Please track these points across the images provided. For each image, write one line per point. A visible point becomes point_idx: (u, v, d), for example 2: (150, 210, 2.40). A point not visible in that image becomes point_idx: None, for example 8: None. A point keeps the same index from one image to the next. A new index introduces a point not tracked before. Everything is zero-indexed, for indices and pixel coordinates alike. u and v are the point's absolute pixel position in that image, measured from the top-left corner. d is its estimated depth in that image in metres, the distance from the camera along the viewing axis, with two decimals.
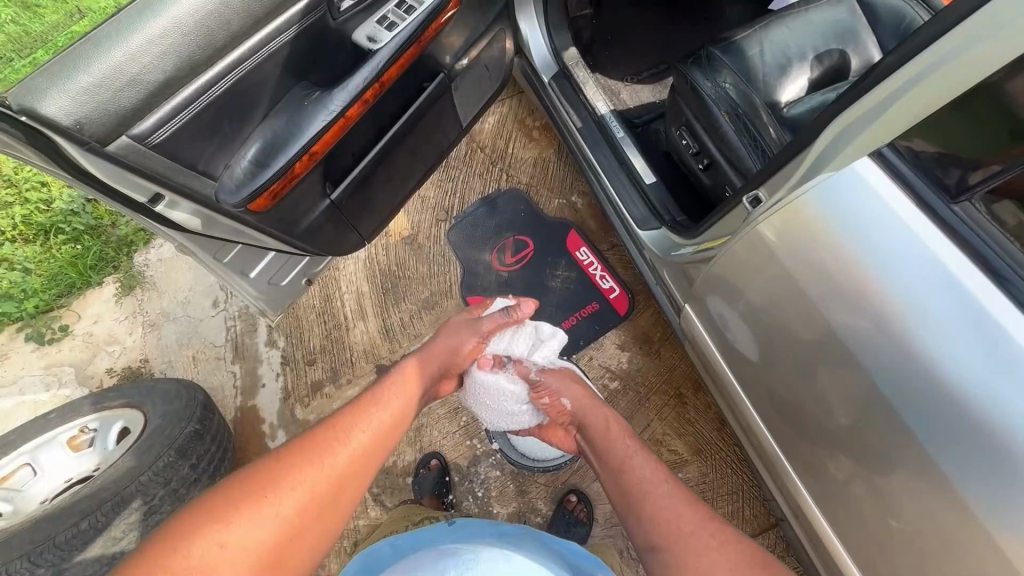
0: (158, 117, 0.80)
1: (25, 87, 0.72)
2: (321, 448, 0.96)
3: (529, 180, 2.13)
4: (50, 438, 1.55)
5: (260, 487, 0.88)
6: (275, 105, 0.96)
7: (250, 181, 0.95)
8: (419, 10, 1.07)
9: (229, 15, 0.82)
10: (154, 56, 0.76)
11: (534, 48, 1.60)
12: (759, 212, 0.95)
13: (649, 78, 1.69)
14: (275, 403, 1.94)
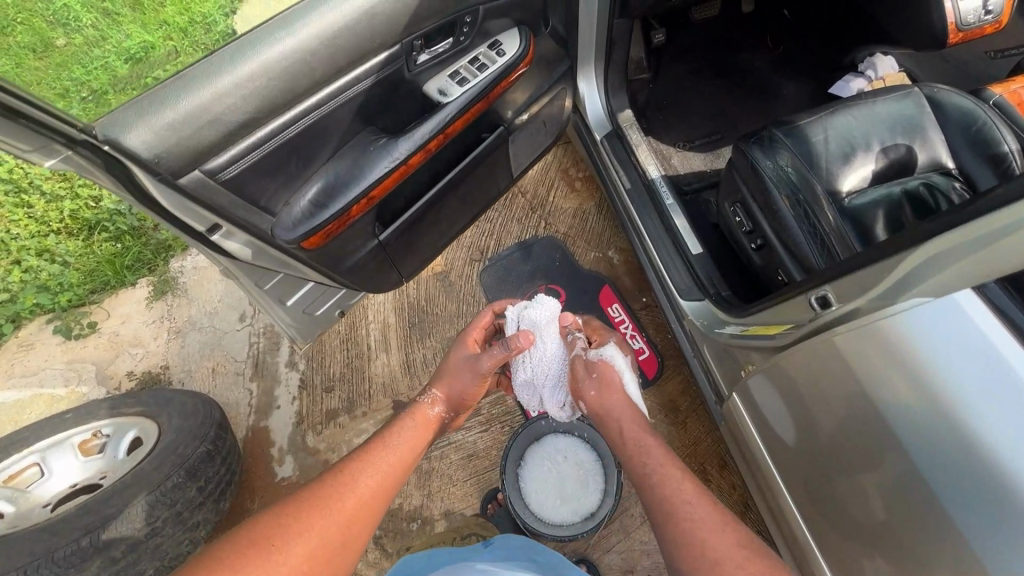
0: (231, 155, 0.81)
1: (113, 118, 0.71)
2: (335, 501, 0.94)
3: (568, 230, 2.12)
4: (62, 439, 1.53)
5: (275, 534, 0.86)
6: (341, 148, 0.98)
7: (307, 219, 0.95)
8: (490, 69, 1.10)
9: (316, 65, 0.83)
10: (239, 100, 0.77)
11: (589, 106, 1.62)
12: (828, 314, 0.93)
13: (700, 146, 1.67)
14: (287, 427, 1.91)
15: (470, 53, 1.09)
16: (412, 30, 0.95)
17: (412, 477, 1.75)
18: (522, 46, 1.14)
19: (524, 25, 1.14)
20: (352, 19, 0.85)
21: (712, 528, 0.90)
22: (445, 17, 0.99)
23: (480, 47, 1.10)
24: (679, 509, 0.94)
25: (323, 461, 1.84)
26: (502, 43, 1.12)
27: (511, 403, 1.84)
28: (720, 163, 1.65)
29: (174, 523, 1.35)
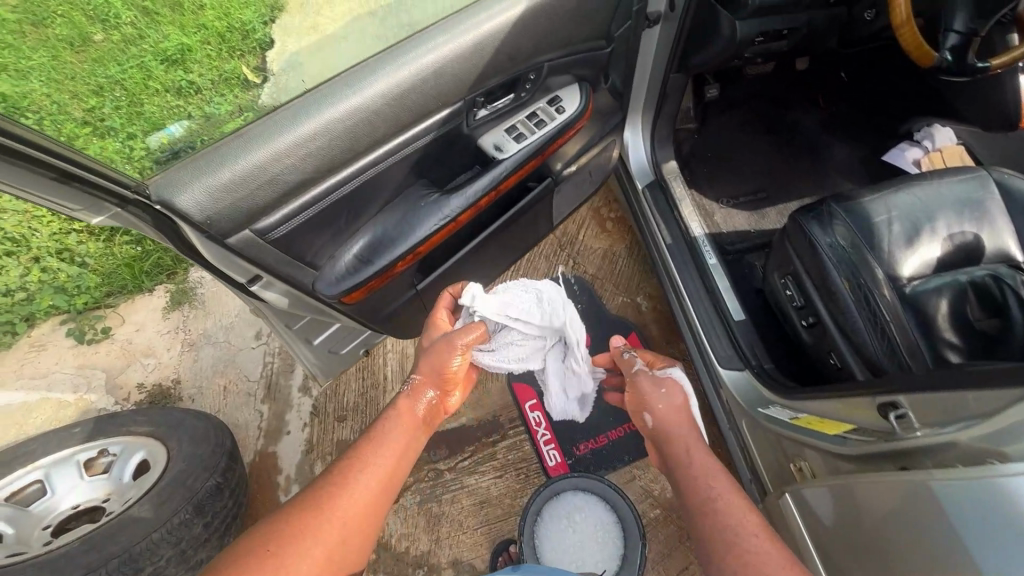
0: (283, 213, 0.77)
1: (168, 176, 0.68)
2: (329, 510, 0.86)
3: (596, 271, 2.07)
4: (68, 456, 1.48)
5: (273, 545, 0.82)
6: (392, 202, 0.94)
7: (351, 275, 0.91)
8: (548, 125, 1.06)
9: (377, 124, 0.80)
10: (297, 160, 0.73)
11: (633, 156, 1.59)
12: (910, 439, 0.84)
13: (745, 204, 1.62)
14: (295, 455, 1.85)
15: (529, 108, 1.05)
16: (476, 87, 0.91)
17: (421, 521, 1.69)
18: (582, 102, 1.10)
19: (586, 82, 1.10)
20: (418, 78, 0.81)
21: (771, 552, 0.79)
22: (509, 74, 0.95)
23: (540, 102, 1.06)
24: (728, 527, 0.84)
25: None
26: (562, 99, 1.08)
27: (528, 449, 1.78)
28: (764, 222, 1.60)
29: (176, 563, 1.29)
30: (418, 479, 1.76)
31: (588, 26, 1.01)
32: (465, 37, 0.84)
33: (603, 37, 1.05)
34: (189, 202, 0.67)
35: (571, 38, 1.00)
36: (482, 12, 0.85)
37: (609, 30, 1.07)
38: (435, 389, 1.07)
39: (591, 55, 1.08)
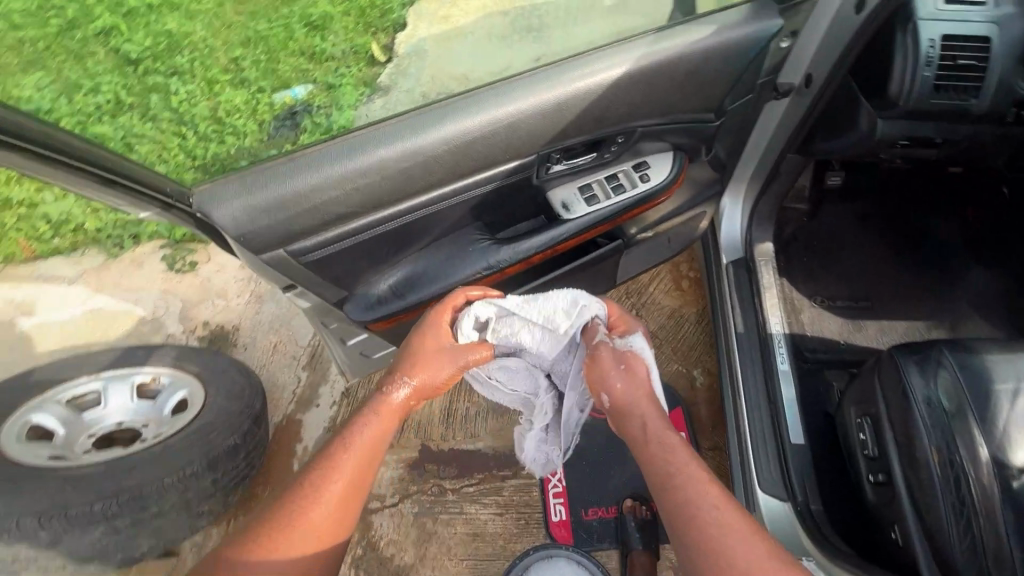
0: (320, 240, 0.76)
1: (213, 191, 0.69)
2: (276, 555, 0.70)
3: (657, 330, 1.94)
4: (126, 376, 1.61)
5: None
6: (441, 241, 0.91)
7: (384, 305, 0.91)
8: (626, 192, 0.98)
9: (435, 168, 0.76)
10: (343, 192, 0.72)
11: (725, 228, 1.44)
12: None
13: (841, 310, 1.42)
14: (318, 429, 1.90)
15: (611, 169, 0.96)
16: (552, 142, 0.84)
17: (412, 533, 1.69)
18: (672, 173, 1.00)
19: (682, 152, 0.99)
20: (488, 128, 0.76)
21: (734, 534, 0.66)
22: (593, 135, 0.87)
23: (625, 164, 0.97)
24: (686, 506, 0.70)
25: None
26: (650, 166, 0.98)
27: (535, 495, 1.71)
28: (858, 336, 1.39)
29: (179, 509, 1.37)
30: (420, 490, 1.75)
31: (697, 99, 0.92)
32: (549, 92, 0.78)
33: (712, 110, 0.95)
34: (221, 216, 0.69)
35: (675, 108, 0.90)
36: (575, 68, 0.79)
37: (721, 103, 0.96)
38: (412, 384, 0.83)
39: (695, 126, 0.98)
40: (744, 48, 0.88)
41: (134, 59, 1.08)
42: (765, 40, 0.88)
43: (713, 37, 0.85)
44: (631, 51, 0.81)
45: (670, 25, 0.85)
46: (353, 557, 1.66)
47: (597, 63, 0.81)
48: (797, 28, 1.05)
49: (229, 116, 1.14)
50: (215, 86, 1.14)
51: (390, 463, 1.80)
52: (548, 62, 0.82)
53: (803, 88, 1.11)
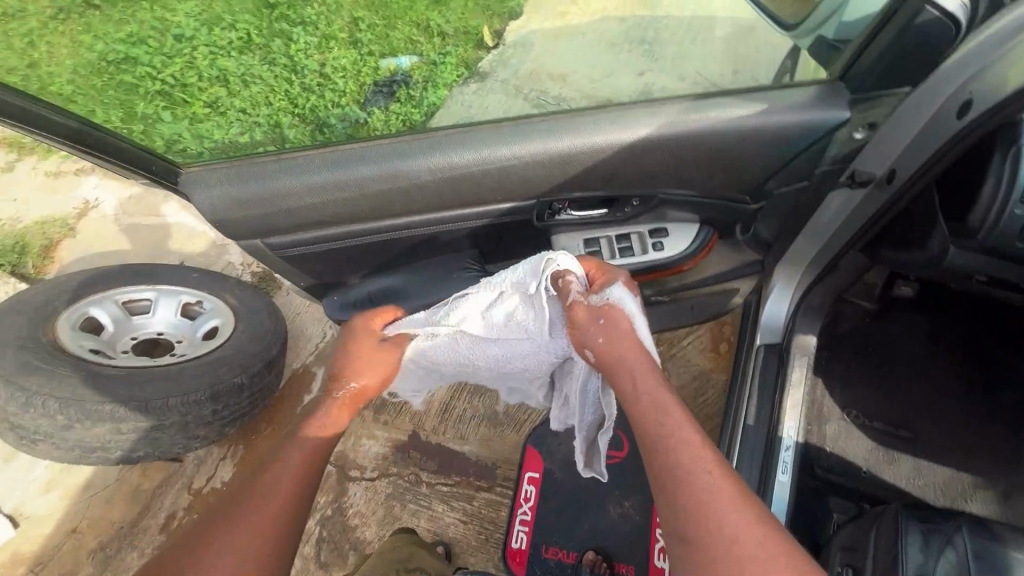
0: (302, 242, 1.15)
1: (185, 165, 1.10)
2: (254, 502, 0.82)
3: (678, 386, 1.81)
4: (174, 293, 1.74)
5: (194, 547, 0.77)
6: (422, 253, 1.24)
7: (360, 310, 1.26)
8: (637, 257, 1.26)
9: (457, 182, 1.07)
10: (367, 187, 1.06)
11: (769, 310, 1.30)
12: None
13: (876, 432, 1.25)
14: None
15: (627, 228, 1.25)
16: (572, 176, 1.08)
17: (380, 511, 1.76)
18: (692, 247, 1.26)
19: (706, 229, 1.25)
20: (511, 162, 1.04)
21: (726, 500, 0.71)
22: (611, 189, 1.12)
23: (644, 227, 1.24)
24: (686, 471, 0.75)
25: None
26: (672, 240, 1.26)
27: (501, 515, 1.72)
28: (885, 467, 1.22)
29: (177, 427, 1.51)
30: (398, 474, 1.80)
31: (720, 171, 1.09)
32: (572, 140, 1.02)
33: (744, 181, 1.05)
34: (201, 200, 1.05)
35: (698, 182, 1.12)
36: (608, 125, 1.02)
37: (758, 186, 1.15)
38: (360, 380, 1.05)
39: (729, 206, 1.20)
40: (788, 134, 1.03)
41: (272, 3, 1.15)
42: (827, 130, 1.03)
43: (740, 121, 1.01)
44: (655, 119, 1.02)
45: (711, 103, 1.02)
46: (321, 516, 1.75)
47: (632, 124, 1.02)
48: (875, 120, 1.02)
49: (333, 71, 1.18)
50: (331, 43, 1.17)
51: (379, 440, 1.86)
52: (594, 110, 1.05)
53: (884, 182, 1.03)
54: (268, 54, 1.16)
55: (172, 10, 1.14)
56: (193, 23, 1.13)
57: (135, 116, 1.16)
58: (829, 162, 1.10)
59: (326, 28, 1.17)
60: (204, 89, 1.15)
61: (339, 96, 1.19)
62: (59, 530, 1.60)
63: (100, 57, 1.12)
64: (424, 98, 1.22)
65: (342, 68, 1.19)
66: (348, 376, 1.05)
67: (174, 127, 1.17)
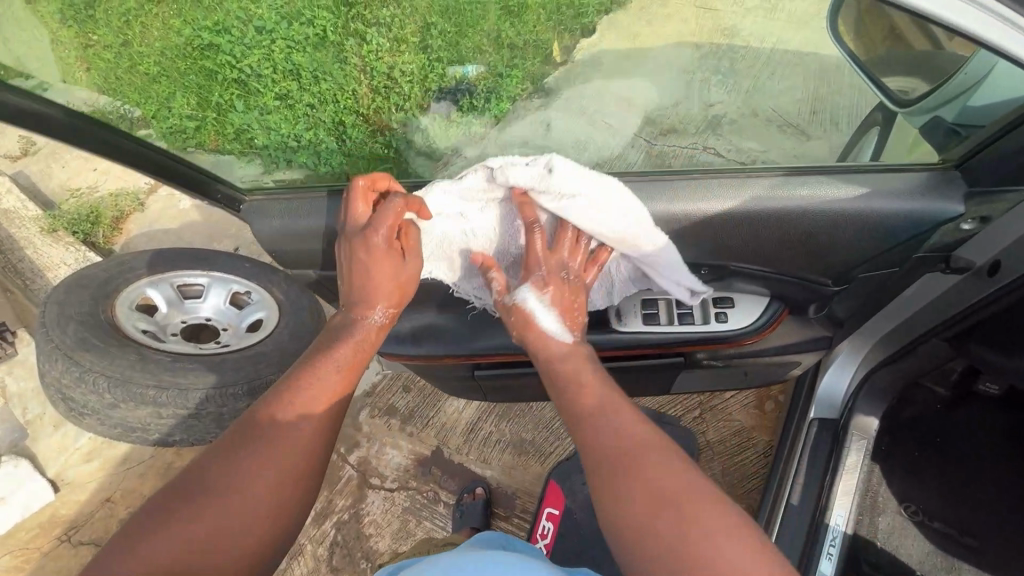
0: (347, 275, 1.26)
1: (253, 206, 1.19)
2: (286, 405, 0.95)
3: (714, 442, 1.73)
4: (225, 281, 1.76)
5: (233, 444, 0.89)
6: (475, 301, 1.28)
7: (401, 342, 1.35)
8: (697, 327, 1.19)
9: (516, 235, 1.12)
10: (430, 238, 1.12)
11: (826, 381, 1.24)
12: None
13: (933, 531, 1.15)
14: (359, 389, 2.00)
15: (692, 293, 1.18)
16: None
17: (394, 524, 1.75)
18: (760, 321, 1.18)
19: (778, 302, 1.15)
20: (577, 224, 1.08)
21: (634, 443, 0.83)
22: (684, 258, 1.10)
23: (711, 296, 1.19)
24: (608, 444, 0.84)
25: (355, 441, 1.90)
26: (739, 311, 1.19)
27: None
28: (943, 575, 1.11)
29: (212, 417, 1.56)
30: (417, 489, 1.80)
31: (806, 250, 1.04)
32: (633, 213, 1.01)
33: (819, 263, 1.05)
34: (261, 227, 1.18)
35: (777, 260, 1.07)
36: (681, 192, 1.01)
37: (846, 270, 1.07)
38: (385, 309, 1.10)
39: (807, 284, 1.11)
40: (885, 221, 0.97)
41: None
42: (922, 229, 0.97)
43: (829, 206, 0.97)
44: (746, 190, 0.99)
45: (792, 182, 0.98)
46: (337, 520, 1.77)
47: (709, 198, 1.01)
48: (990, 215, 0.94)
49: (401, 74, 0.98)
50: (401, 46, 0.95)
51: (402, 451, 1.86)
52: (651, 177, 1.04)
53: (986, 273, 1.00)
54: (342, 53, 0.96)
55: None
56: (272, 16, 0.95)
57: (208, 103, 1.07)
58: (928, 249, 1.01)
59: (399, 30, 0.93)
60: (275, 83, 1.02)
61: (402, 101, 1.01)
62: (94, 498, 1.66)
63: (187, 42, 0.99)
64: (486, 108, 1.03)
65: (411, 73, 0.98)
66: (370, 307, 1.09)
67: (245, 117, 1.07)
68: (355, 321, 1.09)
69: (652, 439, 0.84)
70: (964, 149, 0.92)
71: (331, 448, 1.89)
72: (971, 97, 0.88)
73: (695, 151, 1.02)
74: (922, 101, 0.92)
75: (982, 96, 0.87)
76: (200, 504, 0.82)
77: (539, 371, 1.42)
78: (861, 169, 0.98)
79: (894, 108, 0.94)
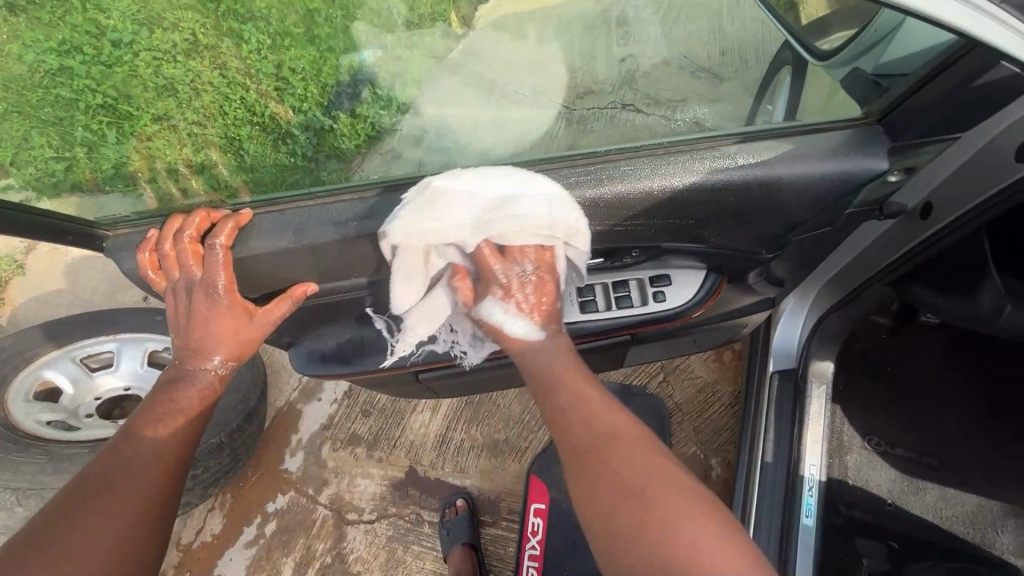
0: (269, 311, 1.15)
1: (121, 241, 1.02)
2: (142, 432, 0.93)
3: (682, 404, 1.75)
4: (138, 341, 1.59)
5: (96, 476, 0.85)
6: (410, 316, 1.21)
7: (328, 362, 1.26)
8: (636, 309, 1.16)
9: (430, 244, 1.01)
10: (329, 254, 0.99)
11: (781, 332, 1.26)
12: None
13: (896, 461, 1.20)
14: (315, 424, 1.88)
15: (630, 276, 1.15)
16: (575, 226, 0.99)
17: (382, 555, 1.68)
18: (701, 293, 1.15)
19: (715, 274, 1.11)
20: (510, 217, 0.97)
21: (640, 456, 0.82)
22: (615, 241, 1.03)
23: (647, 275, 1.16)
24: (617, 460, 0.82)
25: (323, 479, 1.79)
26: (679, 286, 1.15)
27: (510, 552, 1.65)
28: (911, 500, 1.16)
29: None
30: (398, 514, 1.73)
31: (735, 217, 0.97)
32: (558, 193, 0.94)
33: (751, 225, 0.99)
34: (130, 266, 1.01)
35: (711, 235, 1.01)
36: (615, 174, 0.93)
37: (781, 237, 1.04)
38: (224, 358, 1.07)
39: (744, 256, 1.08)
40: (817, 188, 0.91)
41: None
42: (846, 190, 0.91)
43: (761, 166, 0.90)
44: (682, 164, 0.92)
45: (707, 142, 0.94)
46: (321, 565, 1.68)
47: (644, 173, 0.93)
48: (914, 165, 0.92)
49: (291, 72, 0.92)
50: (286, 39, 0.90)
51: (375, 479, 1.77)
52: (592, 159, 0.96)
53: (919, 215, 0.99)
54: (220, 57, 0.90)
55: (104, 8, 0.87)
56: (127, 24, 0.86)
57: (73, 140, 0.90)
58: (861, 204, 0.97)
59: (280, 22, 0.90)
60: (152, 101, 0.91)
61: (300, 103, 0.94)
62: None
63: (31, 69, 0.84)
64: (388, 97, 0.99)
65: (302, 69, 0.92)
66: (206, 356, 1.06)
67: (120, 149, 0.92)
68: (191, 369, 1.06)
69: (657, 464, 0.81)
70: (886, 101, 0.87)
71: (298, 493, 1.78)
72: (889, 47, 0.88)
73: (614, 108, 1.04)
74: (842, 52, 0.94)
75: (895, 50, 0.88)
76: (62, 536, 0.76)
77: (489, 369, 1.34)
78: (780, 131, 0.93)
79: (817, 61, 0.96)
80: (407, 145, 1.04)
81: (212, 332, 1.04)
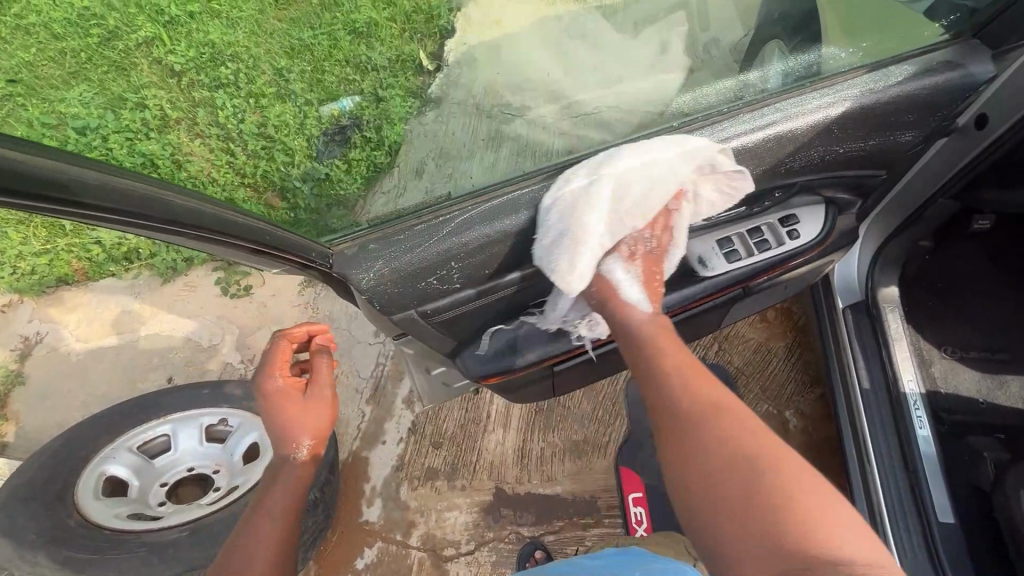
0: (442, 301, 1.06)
1: (342, 257, 0.97)
2: (266, 497, 0.95)
3: (742, 366, 1.82)
4: (194, 417, 1.51)
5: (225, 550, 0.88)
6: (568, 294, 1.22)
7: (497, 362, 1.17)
8: (775, 249, 1.22)
9: None
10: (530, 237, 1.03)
11: (840, 270, 1.41)
12: None
13: (976, 361, 1.38)
14: (385, 468, 1.81)
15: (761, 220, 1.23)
16: None
17: None
18: (823, 230, 1.26)
19: (836, 208, 1.25)
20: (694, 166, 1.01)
21: (725, 424, 0.76)
22: (761, 183, 1.13)
23: (772, 218, 1.23)
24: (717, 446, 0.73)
25: (409, 522, 1.72)
26: (797, 225, 1.24)
27: None
28: (995, 394, 1.34)
29: None
30: (496, 538, 1.68)
31: (873, 137, 1.11)
32: (722, 143, 1.05)
33: (886, 142, 1.13)
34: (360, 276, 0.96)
35: (842, 164, 1.15)
36: (775, 115, 1.06)
37: (894, 159, 1.18)
38: (309, 443, 1.00)
39: (860, 182, 1.22)
40: (934, 98, 1.07)
41: (179, 71, 1.15)
42: (958, 94, 1.07)
43: (897, 87, 1.05)
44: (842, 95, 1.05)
45: (845, 76, 1.08)
46: None
47: (806, 102, 1.06)
48: (995, 73, 1.05)
49: (277, 130, 1.15)
50: (261, 101, 1.16)
51: (463, 509, 1.72)
52: (751, 107, 1.08)
53: (976, 127, 1.13)
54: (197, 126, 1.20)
55: (59, 99, 1.11)
56: (92, 111, 1.16)
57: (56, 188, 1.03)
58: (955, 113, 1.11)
59: (251, 87, 1.16)
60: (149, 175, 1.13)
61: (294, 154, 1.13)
62: None
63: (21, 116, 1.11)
64: (383, 138, 1.11)
65: (286, 123, 1.15)
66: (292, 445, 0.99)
67: None
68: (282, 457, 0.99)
69: (738, 434, 0.73)
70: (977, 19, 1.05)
71: (386, 541, 1.70)
72: None
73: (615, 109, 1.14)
74: None
75: None
76: None
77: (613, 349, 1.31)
78: (900, 55, 1.08)
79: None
80: (410, 178, 1.09)
81: (295, 422, 1.00)
